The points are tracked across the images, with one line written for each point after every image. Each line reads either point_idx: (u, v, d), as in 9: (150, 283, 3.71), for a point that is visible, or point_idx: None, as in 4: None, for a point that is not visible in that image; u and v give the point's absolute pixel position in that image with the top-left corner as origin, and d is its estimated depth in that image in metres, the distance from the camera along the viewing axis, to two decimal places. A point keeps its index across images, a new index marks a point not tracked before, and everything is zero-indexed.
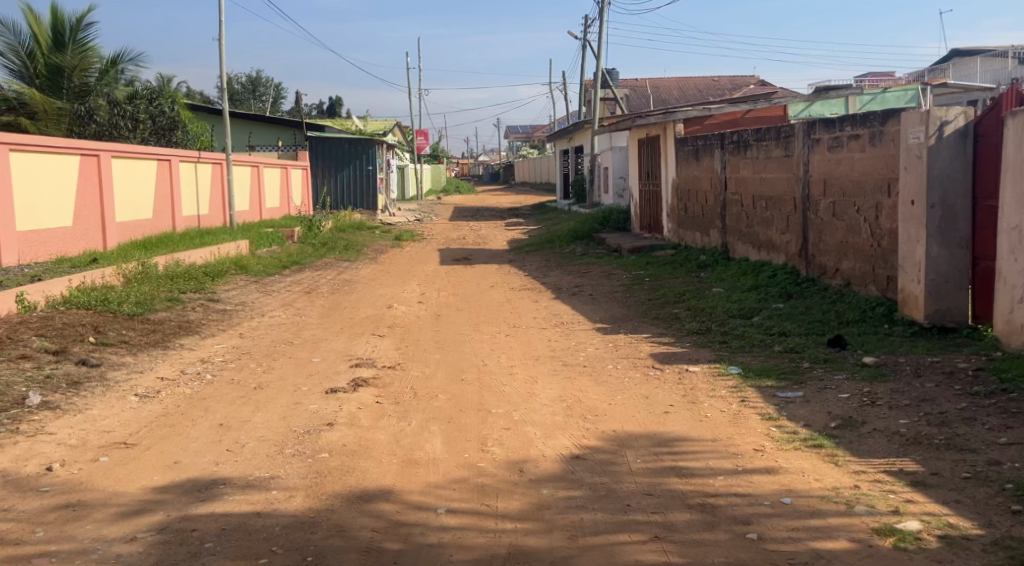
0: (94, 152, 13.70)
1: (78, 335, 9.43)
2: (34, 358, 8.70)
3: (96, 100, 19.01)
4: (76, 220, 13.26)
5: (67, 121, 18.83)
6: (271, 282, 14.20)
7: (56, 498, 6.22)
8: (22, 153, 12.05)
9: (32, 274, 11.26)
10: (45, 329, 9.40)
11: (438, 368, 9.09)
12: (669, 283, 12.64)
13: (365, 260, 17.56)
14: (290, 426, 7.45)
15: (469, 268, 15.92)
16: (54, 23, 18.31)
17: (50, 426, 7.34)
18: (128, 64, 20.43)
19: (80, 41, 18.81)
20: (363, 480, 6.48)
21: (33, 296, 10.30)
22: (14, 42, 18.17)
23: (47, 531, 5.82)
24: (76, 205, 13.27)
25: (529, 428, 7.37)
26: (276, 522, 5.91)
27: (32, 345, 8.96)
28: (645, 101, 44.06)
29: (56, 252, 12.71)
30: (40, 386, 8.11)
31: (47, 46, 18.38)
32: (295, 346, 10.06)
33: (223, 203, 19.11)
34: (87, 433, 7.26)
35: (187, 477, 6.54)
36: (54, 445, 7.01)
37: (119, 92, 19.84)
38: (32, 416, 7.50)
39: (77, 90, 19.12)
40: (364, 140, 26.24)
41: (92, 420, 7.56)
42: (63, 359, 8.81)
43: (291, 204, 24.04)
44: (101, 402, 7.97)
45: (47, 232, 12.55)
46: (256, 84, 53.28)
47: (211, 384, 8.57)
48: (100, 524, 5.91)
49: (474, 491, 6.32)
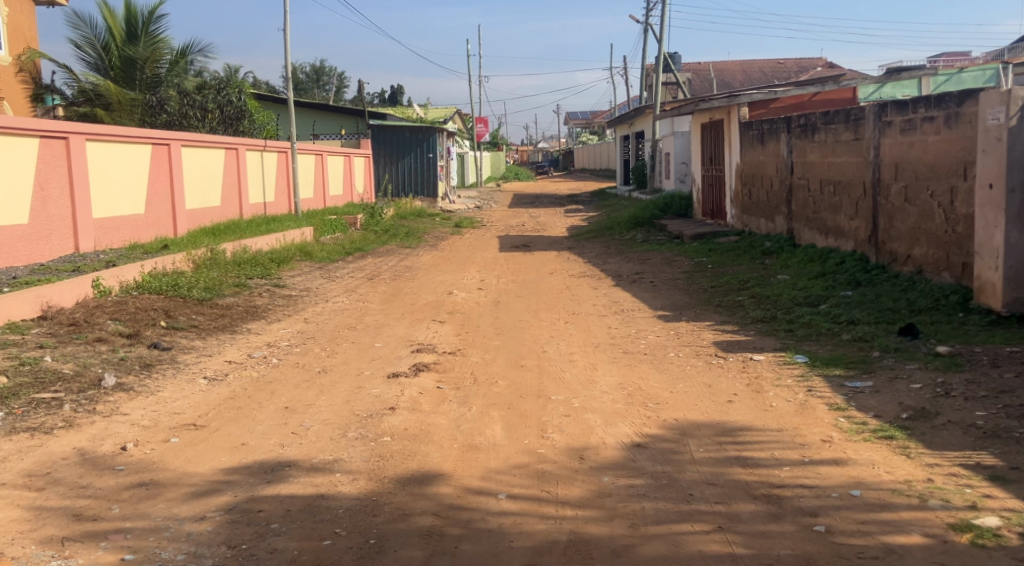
0: (165, 141, 13.91)
1: (151, 319, 9.61)
2: (108, 341, 8.88)
3: (167, 91, 19.29)
4: (148, 208, 13.49)
5: (139, 112, 19.05)
6: (334, 269, 14.31)
7: (129, 477, 6.32)
8: (97, 141, 12.24)
9: (107, 260, 11.48)
10: (118, 313, 9.58)
11: (499, 354, 9.09)
12: (733, 270, 12.48)
13: (425, 246, 17.64)
14: (352, 410, 7.50)
15: (528, 255, 15.86)
16: (127, 15, 18.68)
17: (123, 407, 7.49)
18: (197, 55, 20.63)
19: (152, 34, 19.11)
20: (424, 465, 6.49)
21: (108, 281, 10.51)
22: (90, 36, 18.70)
23: (122, 508, 5.92)
24: (148, 193, 13.50)
25: (589, 415, 7.33)
26: (339, 505, 5.95)
27: (107, 328, 9.15)
28: (709, 85, 43.62)
29: (129, 238, 12.96)
30: (114, 367, 8.28)
31: (121, 39, 18.84)
32: (358, 331, 10.13)
33: (288, 190, 19.25)
34: (159, 415, 7.38)
35: (254, 459, 6.60)
36: (128, 426, 7.14)
37: (188, 83, 20.00)
38: (107, 397, 7.65)
39: (149, 82, 19.41)
40: (425, 127, 26.24)
41: (163, 402, 7.67)
42: (136, 343, 8.98)
43: (354, 192, 24.26)
44: (172, 384, 8.10)
45: (121, 219, 12.79)
46: (319, 74, 54.23)
47: (277, 367, 8.68)
48: (172, 503, 5.99)
49: (534, 477, 6.30)
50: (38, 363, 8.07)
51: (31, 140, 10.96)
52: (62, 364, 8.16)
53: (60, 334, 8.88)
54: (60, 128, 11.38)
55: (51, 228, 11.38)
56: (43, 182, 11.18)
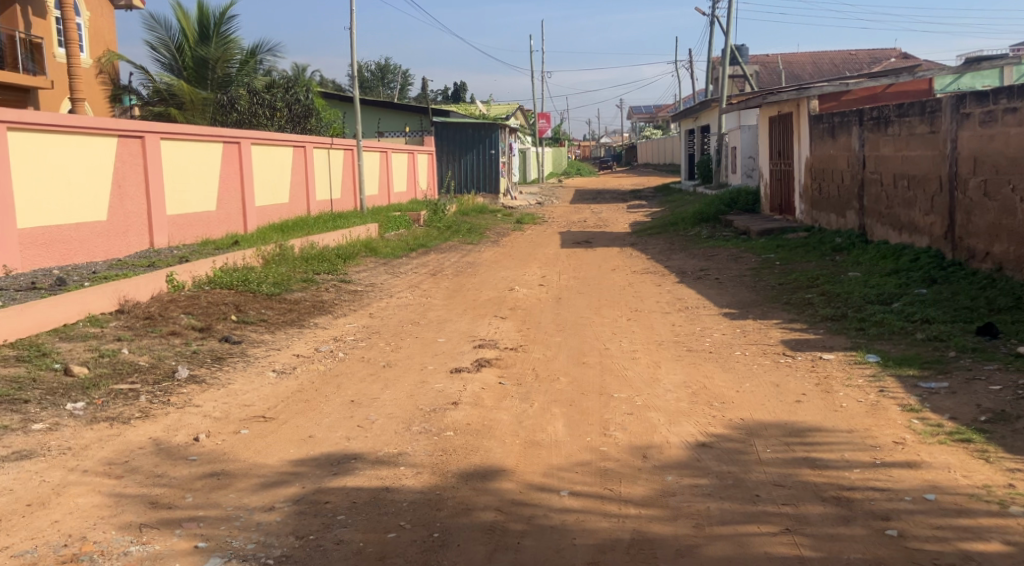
0: (235, 139, 14.10)
1: (222, 313, 9.75)
2: (182, 334, 9.04)
3: (237, 90, 19.70)
4: (219, 205, 13.69)
5: (211, 111, 19.26)
6: (398, 265, 14.39)
7: (202, 467, 6.40)
8: (172, 140, 12.47)
9: (180, 255, 11.67)
10: (191, 307, 9.73)
11: (561, 351, 9.04)
12: (801, 267, 12.27)
13: (488, 242, 17.66)
14: (416, 404, 7.51)
15: (591, 251, 15.78)
16: (201, 16, 18.95)
17: (196, 399, 7.60)
18: (267, 55, 20.83)
19: (224, 34, 19.30)
20: (487, 460, 6.47)
21: (181, 276, 10.68)
22: (165, 38, 19.01)
23: (195, 497, 6.00)
24: (220, 190, 13.70)
25: (653, 413, 7.25)
26: (404, 498, 5.96)
27: (181, 322, 9.30)
28: (777, 77, 43.02)
29: (202, 234, 13.17)
30: (187, 360, 8.43)
31: (194, 40, 19.08)
32: (421, 326, 10.16)
33: (353, 186, 19.40)
34: (230, 406, 7.48)
35: (320, 451, 6.64)
36: (200, 417, 7.24)
37: (258, 82, 20.34)
38: (180, 389, 7.78)
39: (220, 81, 19.63)
40: (487, 124, 26.21)
41: (234, 394, 7.77)
42: (208, 336, 9.12)
43: (418, 189, 24.37)
44: (242, 376, 8.20)
45: (193, 216, 13.00)
46: (384, 71, 54.70)
47: (343, 361, 8.74)
48: (242, 493, 6.06)
49: (597, 475, 6.24)
50: (115, 355, 8.26)
51: (109, 140, 11.21)
52: (138, 357, 8.33)
53: (136, 327, 9.06)
54: (136, 127, 11.62)
55: (128, 224, 11.62)
56: (121, 180, 11.42)
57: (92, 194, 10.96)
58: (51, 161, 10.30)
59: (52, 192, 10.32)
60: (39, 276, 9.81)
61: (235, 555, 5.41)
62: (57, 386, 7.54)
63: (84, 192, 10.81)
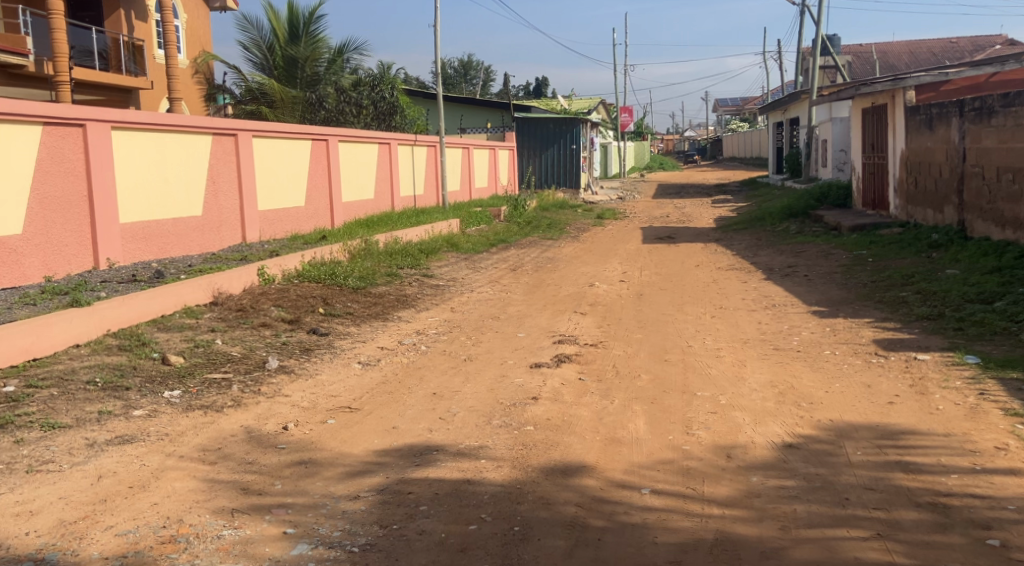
0: (323, 136, 14.25)
1: (310, 306, 9.85)
2: (272, 326, 9.15)
3: (325, 88, 19.85)
4: (308, 201, 13.86)
5: (300, 109, 19.58)
6: (478, 260, 14.39)
7: (290, 455, 6.45)
8: (263, 137, 12.65)
9: (270, 249, 11.83)
10: (281, 299, 9.84)
11: (642, 348, 8.90)
12: (895, 264, 11.90)
13: (568, 238, 17.55)
14: (497, 398, 7.46)
15: (674, 247, 15.57)
16: (291, 16, 19.29)
17: (286, 388, 7.69)
18: (354, 53, 21.06)
19: (313, 34, 19.61)
20: (568, 455, 6.39)
21: (272, 270, 10.79)
22: (257, 38, 19.50)
23: (284, 484, 6.04)
24: (308, 186, 13.86)
25: (738, 413, 7.08)
26: (485, 490, 5.92)
27: (271, 314, 9.42)
28: (871, 68, 42.00)
29: (291, 229, 13.34)
30: (277, 351, 8.54)
31: (285, 39, 19.46)
32: (502, 321, 10.11)
33: (436, 182, 19.48)
34: (317, 397, 7.53)
35: (404, 442, 6.64)
36: (289, 406, 7.31)
37: (344, 81, 20.34)
38: (271, 379, 7.88)
39: (309, 79, 19.92)
40: (568, 119, 26.22)
41: (321, 384, 7.84)
42: (297, 328, 9.22)
43: (499, 184, 24.37)
44: (329, 367, 8.27)
45: (284, 212, 13.17)
46: (467, 69, 54.96)
47: (425, 354, 8.74)
48: (329, 481, 6.08)
49: (680, 474, 6.11)
50: (210, 345, 8.41)
51: (204, 138, 11.42)
52: (231, 347, 8.47)
53: (229, 319, 9.20)
54: (230, 125, 11.83)
55: (222, 219, 11.82)
56: (215, 176, 11.63)
57: (188, 190, 11.17)
58: (152, 157, 10.52)
59: (152, 188, 10.54)
60: (138, 269, 10.03)
61: (321, 542, 5.43)
62: (155, 374, 7.70)
63: (181, 187, 11.03)
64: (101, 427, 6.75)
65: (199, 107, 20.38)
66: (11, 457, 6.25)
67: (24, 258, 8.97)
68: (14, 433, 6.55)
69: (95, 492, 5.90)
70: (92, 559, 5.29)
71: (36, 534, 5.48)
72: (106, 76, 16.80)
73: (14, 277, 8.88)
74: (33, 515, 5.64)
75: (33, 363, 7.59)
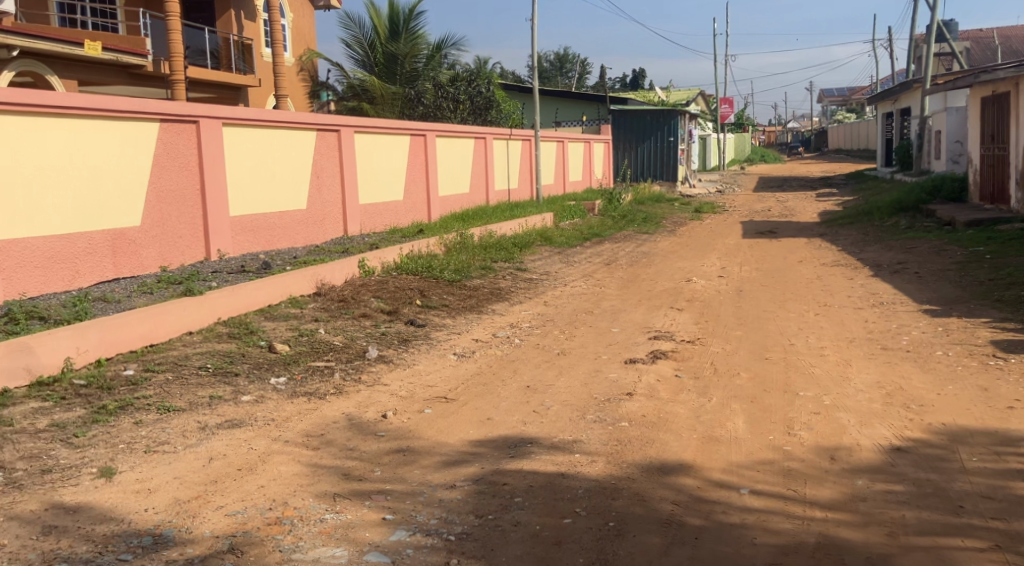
0: (422, 131, 14.27)
1: (407, 298, 9.85)
2: (372, 317, 9.18)
3: (424, 84, 19.92)
4: (406, 194, 13.90)
5: (400, 106, 19.61)
6: (573, 254, 14.24)
7: (389, 443, 6.43)
8: (364, 133, 12.72)
9: (371, 242, 11.88)
10: (380, 291, 9.86)
11: (742, 345, 8.65)
12: (1013, 262, 11.35)
13: (664, 232, 17.27)
14: (591, 393, 7.32)
15: (775, 243, 15.17)
16: (392, 14, 19.29)
17: (385, 377, 7.70)
18: (451, 48, 20.93)
19: (413, 31, 19.57)
20: (664, 452, 6.21)
21: (372, 263, 10.82)
22: (359, 35, 19.55)
23: (383, 471, 6.01)
24: (407, 180, 13.90)
25: (843, 414, 6.80)
26: (579, 484, 5.79)
27: (370, 305, 9.45)
28: (990, 54, 40.42)
29: (390, 223, 13.40)
30: (376, 341, 8.55)
31: (386, 36, 19.46)
32: (596, 316, 9.96)
33: (530, 175, 19.38)
34: (414, 387, 7.51)
35: (498, 434, 6.55)
36: (388, 395, 7.30)
37: (443, 76, 20.44)
38: (370, 368, 7.90)
39: (408, 75, 19.85)
40: (666, 111, 25.87)
41: (418, 374, 7.81)
42: (396, 319, 9.23)
43: (593, 177, 24.17)
44: (426, 358, 8.25)
45: (383, 205, 13.24)
46: (563, 61, 54.76)
47: (519, 347, 8.65)
48: (426, 470, 6.03)
49: (782, 475, 5.88)
50: (313, 334, 8.47)
51: (309, 134, 11.53)
52: (333, 337, 8.51)
53: (332, 309, 9.25)
54: (334, 121, 11.93)
55: (325, 213, 11.92)
56: (319, 171, 11.74)
57: (294, 183, 11.29)
58: (261, 151, 10.66)
59: (260, 181, 10.68)
60: (247, 260, 10.18)
61: (419, 530, 5.37)
62: (262, 361, 7.78)
63: (287, 180, 11.15)
64: (213, 411, 6.83)
65: (304, 105, 20.60)
66: (130, 437, 6.34)
67: (142, 249, 9.19)
68: (133, 415, 6.65)
69: (207, 473, 5.96)
70: (205, 536, 5.31)
71: (154, 511, 5.53)
72: (220, 74, 17.06)
73: (133, 266, 9.10)
74: (150, 493, 5.71)
75: (150, 349, 7.74)
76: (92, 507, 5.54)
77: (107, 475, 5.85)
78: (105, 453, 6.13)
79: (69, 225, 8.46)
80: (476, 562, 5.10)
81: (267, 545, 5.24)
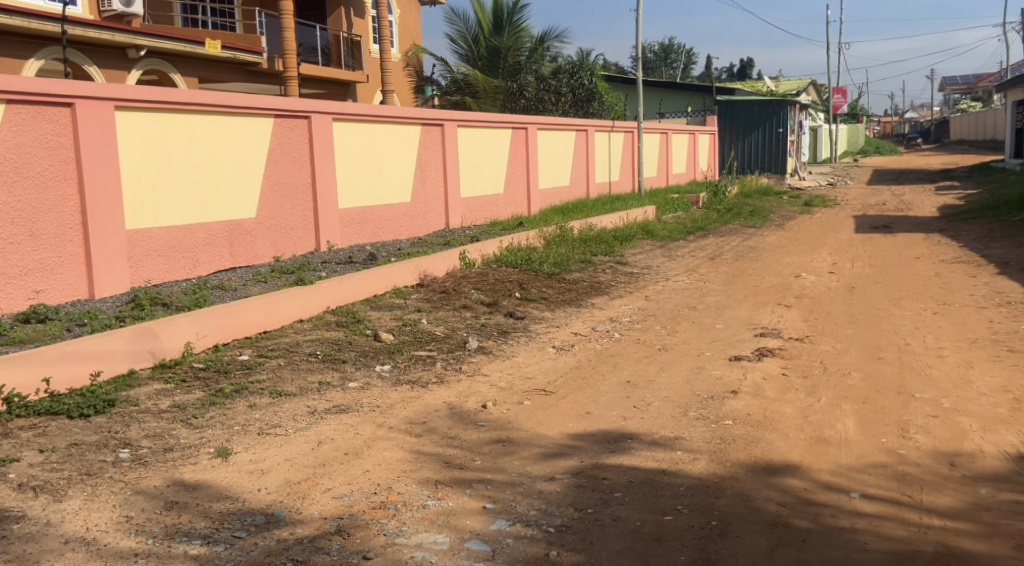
0: (523, 124, 14.21)
1: (507, 290, 9.81)
2: (473, 308, 9.16)
3: (526, 77, 19.91)
4: (507, 188, 13.86)
5: (502, 99, 19.67)
6: (675, 248, 13.98)
7: (489, 433, 6.38)
8: (466, 127, 12.72)
9: (472, 235, 11.88)
10: (480, 284, 9.84)
11: (853, 344, 8.32)
12: None
13: (771, 226, 16.82)
14: (694, 390, 7.13)
15: (890, 238, 14.61)
16: (496, 7, 19.39)
17: (485, 368, 7.67)
18: (554, 40, 20.73)
19: (516, 24, 19.59)
20: (769, 452, 6.01)
21: (472, 255, 10.79)
22: (463, 30, 19.67)
23: (483, 460, 5.97)
24: (508, 173, 13.86)
25: (963, 418, 6.47)
26: (681, 482, 5.64)
27: (471, 296, 9.44)
28: None
29: (490, 216, 13.39)
30: (476, 332, 8.53)
31: (489, 30, 19.58)
32: (699, 312, 9.73)
33: (632, 169, 19.13)
34: (514, 378, 7.45)
35: (598, 428, 6.44)
36: (488, 386, 7.26)
37: (545, 68, 20.29)
38: (471, 358, 7.88)
39: (511, 68, 19.84)
40: (776, 101, 25.11)
41: (517, 366, 7.75)
42: (495, 311, 9.19)
43: (698, 170, 23.75)
44: (526, 350, 8.18)
45: (484, 199, 13.23)
46: (668, 52, 54.04)
47: (619, 342, 8.51)
48: (526, 461, 5.96)
49: (896, 479, 5.62)
50: (417, 324, 8.50)
51: (414, 128, 11.59)
52: (435, 327, 8.52)
53: (433, 300, 9.27)
54: (438, 115, 11.96)
55: (428, 206, 11.97)
56: (423, 165, 11.79)
57: (399, 176, 11.36)
58: (368, 144, 10.76)
59: (367, 174, 10.78)
60: (354, 251, 10.29)
61: (519, 520, 5.30)
62: (368, 349, 7.84)
63: (393, 173, 11.22)
64: (322, 396, 6.91)
65: (408, 99, 20.73)
66: (245, 420, 6.45)
67: (257, 239, 9.37)
68: (248, 398, 6.77)
69: (315, 456, 6.02)
70: (313, 517, 5.34)
71: (266, 491, 5.60)
72: (330, 70, 17.28)
73: (248, 257, 9.29)
74: (263, 473, 5.78)
75: (263, 336, 7.88)
76: (210, 485, 5.63)
77: (223, 455, 5.96)
78: (222, 434, 6.24)
79: (190, 215, 8.68)
80: (576, 555, 5.01)
81: (372, 529, 5.23)
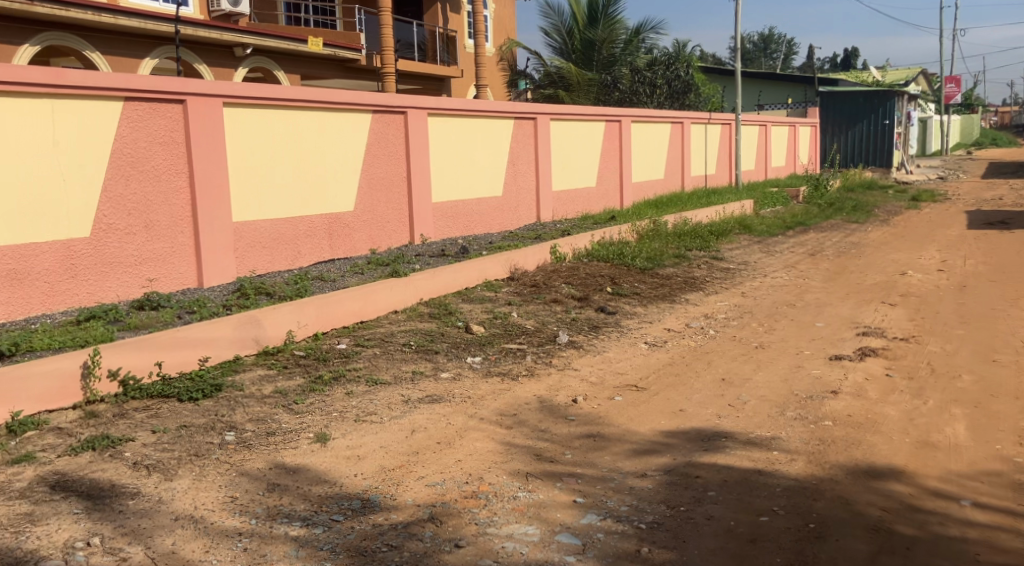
0: (617, 117, 14.06)
1: (598, 285, 9.73)
2: (564, 302, 9.12)
3: (621, 69, 19.55)
4: (599, 181, 13.74)
5: (595, 91, 19.49)
6: (774, 243, 13.64)
7: (579, 427, 6.33)
8: (559, 120, 12.65)
9: (564, 228, 11.81)
10: (571, 278, 9.79)
11: (964, 345, 7.97)
12: None
13: (877, 221, 16.26)
14: (791, 389, 6.93)
15: (1005, 234, 13.95)
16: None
17: (575, 362, 7.62)
18: (651, 32, 20.41)
19: (612, 16, 19.32)
20: (872, 455, 5.80)
21: (563, 249, 10.72)
22: (558, 22, 19.55)
23: (574, 454, 5.92)
24: (601, 165, 13.74)
25: None
26: (778, 483, 5.48)
27: (562, 290, 9.39)
28: None
29: (582, 209, 13.29)
30: (566, 326, 8.48)
31: (584, 23, 19.37)
32: (798, 309, 9.46)
33: (730, 161, 18.75)
34: (605, 373, 7.37)
35: (691, 426, 6.32)
36: (578, 380, 7.20)
37: (641, 60, 20.01)
38: (561, 352, 7.84)
39: (605, 61, 19.62)
40: (881, 92, 24.32)
41: (609, 361, 7.68)
42: (587, 305, 9.12)
43: (799, 163, 23.13)
44: (616, 346, 8.09)
45: (577, 192, 13.15)
46: (770, 42, 52.78)
47: (714, 339, 8.34)
48: (617, 457, 5.89)
49: (1010, 489, 5.36)
50: (507, 317, 8.50)
51: (507, 121, 11.60)
52: (526, 320, 8.51)
53: (524, 293, 9.26)
54: (531, 109, 11.95)
55: (519, 199, 11.95)
56: (515, 159, 11.78)
57: (493, 169, 11.37)
58: (463, 136, 10.81)
59: (462, 167, 10.83)
60: (447, 244, 10.35)
61: (610, 515, 5.24)
62: (460, 340, 7.88)
63: (487, 166, 11.24)
64: (415, 386, 6.97)
65: (501, 92, 20.75)
66: (343, 406, 6.55)
67: (354, 232, 9.52)
68: (345, 385, 6.88)
69: (409, 444, 6.08)
70: (407, 504, 5.38)
71: (363, 477, 5.66)
72: (427, 65, 17.41)
73: (347, 249, 9.45)
74: (360, 460, 5.86)
75: (360, 326, 8.00)
76: (309, 469, 5.73)
77: (322, 440, 6.06)
78: (321, 420, 6.35)
79: (295, 207, 8.88)
80: (669, 553, 4.92)
81: (464, 518, 5.24)
